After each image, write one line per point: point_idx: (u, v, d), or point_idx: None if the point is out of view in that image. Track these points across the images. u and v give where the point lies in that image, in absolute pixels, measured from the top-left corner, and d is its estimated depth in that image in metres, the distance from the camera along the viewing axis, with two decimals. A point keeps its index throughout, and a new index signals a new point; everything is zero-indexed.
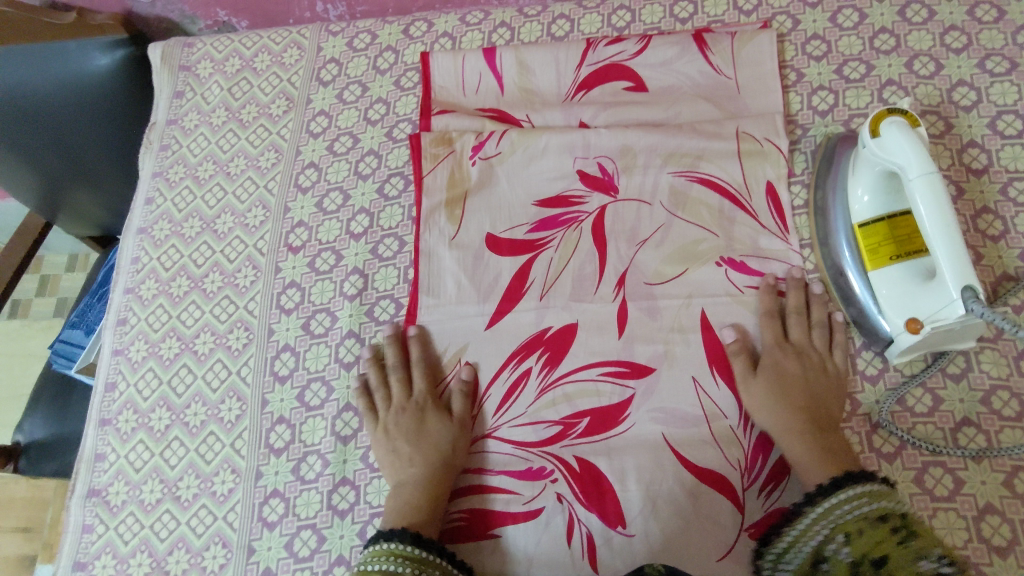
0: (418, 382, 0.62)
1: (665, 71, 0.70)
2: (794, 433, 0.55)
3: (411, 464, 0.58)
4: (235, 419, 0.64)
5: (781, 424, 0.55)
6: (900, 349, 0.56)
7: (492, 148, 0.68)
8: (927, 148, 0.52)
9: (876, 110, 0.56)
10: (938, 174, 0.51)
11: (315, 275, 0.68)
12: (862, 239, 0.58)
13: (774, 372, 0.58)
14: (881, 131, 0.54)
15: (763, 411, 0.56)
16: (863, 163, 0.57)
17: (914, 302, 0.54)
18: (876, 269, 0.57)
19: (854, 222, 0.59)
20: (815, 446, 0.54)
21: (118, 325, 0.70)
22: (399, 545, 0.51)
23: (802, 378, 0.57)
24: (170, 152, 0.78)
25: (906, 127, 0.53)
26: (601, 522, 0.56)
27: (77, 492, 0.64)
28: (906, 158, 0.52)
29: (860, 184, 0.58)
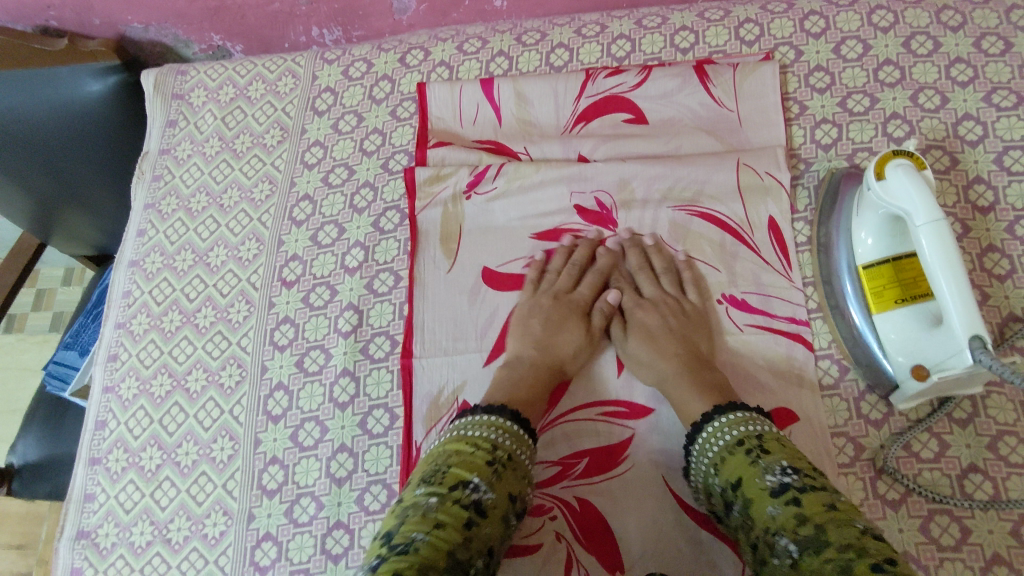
0: (578, 281, 0.65)
1: (665, 103, 0.69)
2: (676, 372, 0.57)
3: (537, 347, 0.60)
4: (227, 459, 0.63)
5: (660, 365, 0.58)
6: (906, 395, 0.55)
7: (488, 184, 0.67)
8: (935, 195, 0.51)
9: (882, 152, 0.55)
10: (947, 222, 0.50)
11: (308, 311, 0.67)
12: (866, 281, 0.57)
13: (641, 325, 0.61)
14: (886, 173, 0.53)
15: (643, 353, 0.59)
16: (868, 204, 0.56)
17: (922, 349, 0.53)
18: (881, 312, 0.55)
19: (859, 263, 0.57)
20: (692, 380, 0.56)
21: (109, 361, 0.69)
22: (501, 420, 0.53)
23: (663, 327, 0.60)
24: (162, 183, 0.77)
25: (913, 171, 0.52)
26: (600, 563, 0.55)
27: (66, 534, 0.63)
28: (913, 205, 0.51)
29: (864, 226, 0.57)
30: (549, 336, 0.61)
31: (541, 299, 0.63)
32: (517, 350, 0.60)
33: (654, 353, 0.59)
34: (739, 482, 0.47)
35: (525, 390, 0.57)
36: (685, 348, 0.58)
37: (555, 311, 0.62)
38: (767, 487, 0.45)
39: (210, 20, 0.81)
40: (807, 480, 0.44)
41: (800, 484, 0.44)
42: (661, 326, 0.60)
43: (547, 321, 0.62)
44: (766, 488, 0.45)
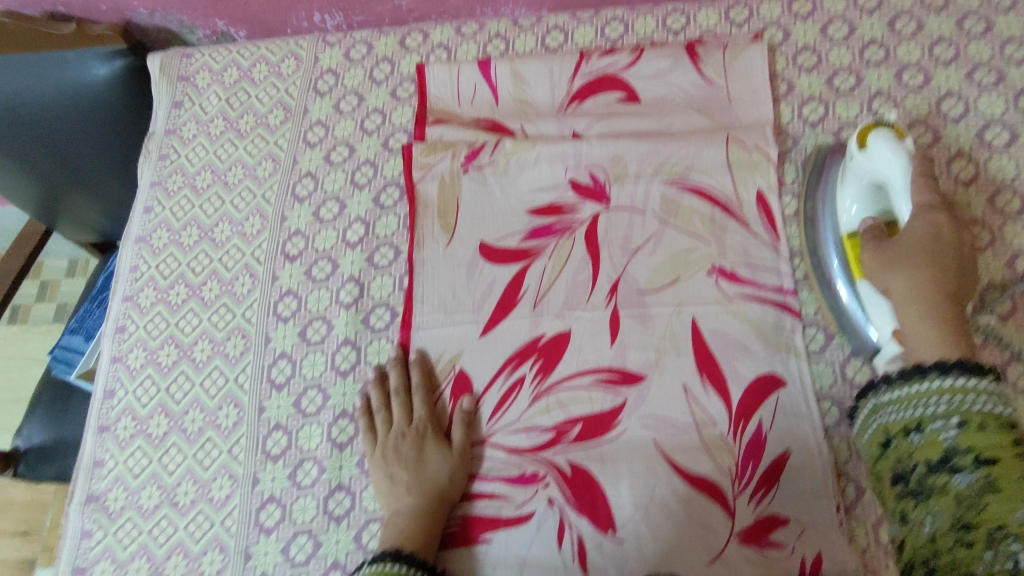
0: (418, 407, 0.62)
1: (658, 82, 0.71)
2: (913, 297, 0.52)
3: (408, 492, 0.57)
4: (232, 426, 0.65)
5: (916, 290, 0.52)
6: (887, 358, 0.56)
7: (486, 158, 0.69)
8: (915, 162, 0.54)
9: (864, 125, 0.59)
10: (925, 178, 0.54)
11: (311, 283, 0.69)
12: (850, 247, 0.59)
13: (914, 240, 0.53)
14: (868, 142, 0.57)
15: (897, 308, 0.53)
16: (852, 175, 0.59)
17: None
18: (864, 277, 0.57)
19: (843, 231, 0.60)
20: (937, 323, 0.51)
21: (117, 333, 0.71)
22: (385, 565, 0.51)
23: (933, 247, 0.52)
24: (169, 162, 0.79)
25: (894, 140, 0.55)
26: (592, 525, 0.56)
27: (76, 498, 0.65)
28: (894, 170, 0.55)
29: (848, 196, 0.60)
30: (416, 473, 0.58)
31: (404, 435, 0.60)
32: (395, 500, 0.58)
33: (919, 321, 0.51)
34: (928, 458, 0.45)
35: (425, 532, 0.55)
36: (942, 279, 0.52)
37: (417, 446, 0.60)
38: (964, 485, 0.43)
39: (214, 5, 0.83)
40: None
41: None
42: (920, 236, 0.53)
43: (416, 456, 0.59)
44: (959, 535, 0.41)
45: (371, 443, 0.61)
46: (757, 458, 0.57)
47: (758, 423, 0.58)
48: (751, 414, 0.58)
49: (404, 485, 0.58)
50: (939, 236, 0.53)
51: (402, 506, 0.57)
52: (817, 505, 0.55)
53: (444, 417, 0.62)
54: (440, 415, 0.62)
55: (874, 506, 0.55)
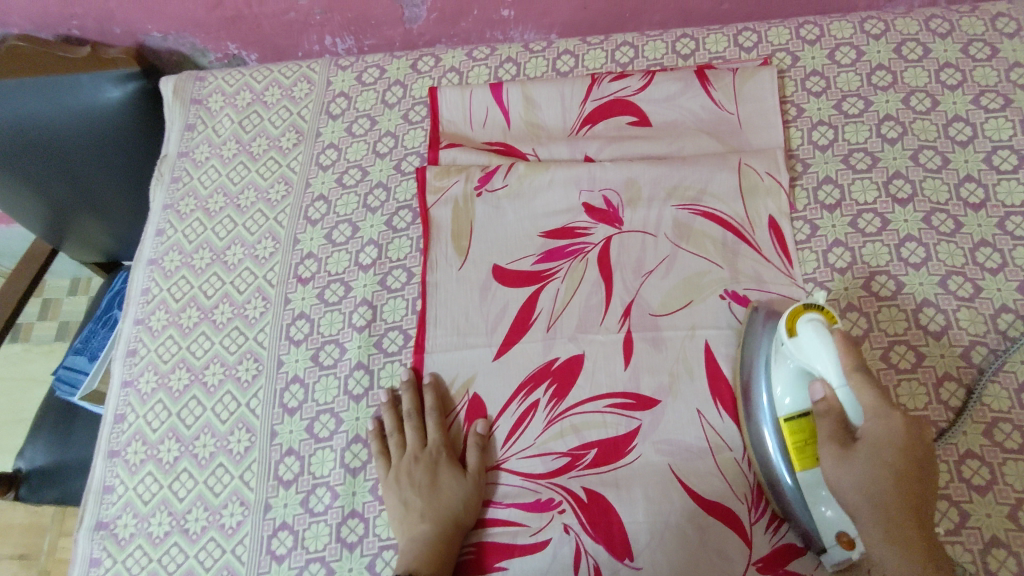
0: (432, 431, 0.61)
1: (668, 106, 0.72)
2: (887, 527, 0.47)
3: (422, 519, 0.57)
4: (244, 451, 0.64)
5: (870, 492, 0.48)
6: (831, 561, 0.52)
7: (499, 181, 0.69)
8: (843, 350, 0.50)
9: (794, 305, 0.54)
10: (874, 389, 0.49)
11: (323, 307, 0.69)
12: (786, 438, 0.53)
13: (877, 443, 0.48)
14: (798, 329, 0.52)
15: (869, 545, 0.48)
16: (780, 356, 0.54)
17: (846, 519, 0.50)
18: (801, 472, 0.52)
19: (779, 417, 0.54)
20: (902, 545, 0.46)
21: (128, 356, 0.71)
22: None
23: (894, 450, 0.48)
24: (181, 184, 0.79)
25: (823, 329, 0.51)
26: (609, 552, 0.55)
27: (85, 525, 0.64)
28: (826, 366, 0.50)
29: (779, 382, 0.54)
30: (430, 499, 0.58)
31: (418, 460, 0.60)
32: (407, 526, 0.57)
33: (893, 544, 0.46)
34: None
35: (440, 559, 0.55)
36: (907, 482, 0.48)
37: (430, 472, 0.60)
38: None
39: (227, 29, 0.84)
40: None
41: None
42: (882, 438, 0.48)
43: (430, 484, 0.59)
44: None
45: (383, 468, 0.61)
46: None
47: None
48: None
49: (417, 512, 0.58)
50: (884, 460, 0.48)
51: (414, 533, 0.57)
52: None
53: (458, 441, 0.62)
54: (455, 439, 0.62)
55: None
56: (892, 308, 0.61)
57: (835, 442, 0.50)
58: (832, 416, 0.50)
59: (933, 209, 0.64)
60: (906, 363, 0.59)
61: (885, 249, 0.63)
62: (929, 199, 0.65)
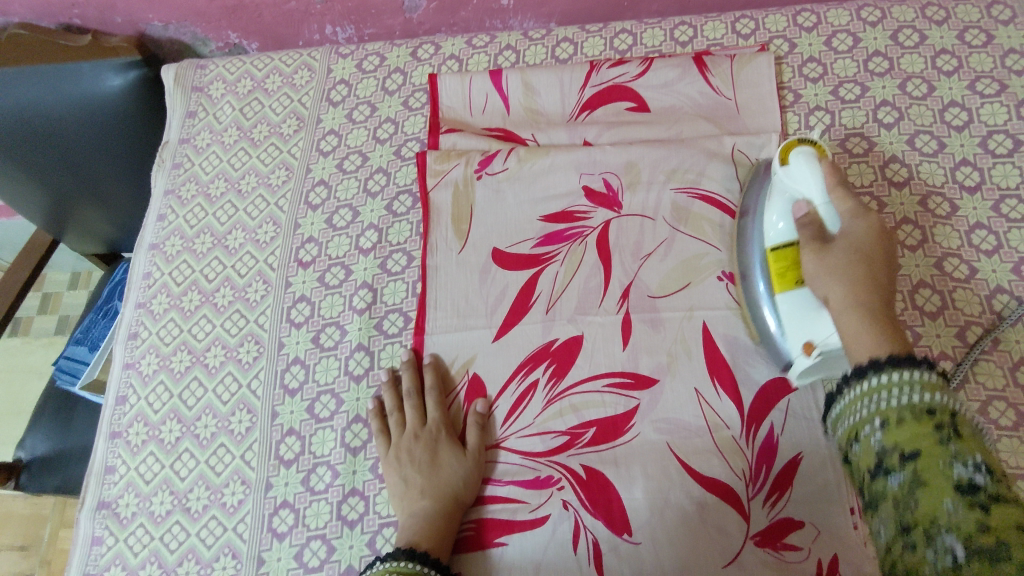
0: (432, 410, 0.62)
1: (667, 92, 0.72)
2: (854, 304, 0.51)
3: (422, 495, 0.57)
4: (245, 432, 0.65)
5: (852, 296, 0.51)
6: (799, 373, 0.56)
7: (499, 165, 0.70)
8: (830, 176, 0.55)
9: (789, 142, 0.59)
10: (854, 203, 0.55)
11: (324, 290, 0.69)
12: (772, 262, 0.57)
13: (853, 239, 0.54)
14: (790, 158, 0.57)
15: (840, 316, 0.51)
16: (773, 192, 0.59)
17: (814, 325, 0.54)
18: (782, 292, 0.56)
19: (766, 247, 0.58)
20: (872, 320, 0.50)
21: (129, 339, 0.72)
22: (398, 562, 0.51)
23: (863, 248, 0.53)
24: (183, 170, 0.79)
25: (813, 157, 0.56)
26: (608, 528, 0.56)
27: (87, 504, 0.64)
28: (812, 186, 0.55)
29: (772, 211, 0.58)
30: (431, 475, 0.58)
31: (418, 438, 0.61)
32: (407, 502, 0.58)
33: (867, 329, 0.49)
34: (914, 453, 0.40)
35: (440, 535, 0.55)
36: (879, 279, 0.53)
37: (430, 449, 0.60)
38: (954, 478, 0.38)
39: (228, 18, 0.85)
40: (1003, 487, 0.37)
41: (992, 486, 0.37)
42: (859, 236, 0.54)
43: (430, 461, 0.59)
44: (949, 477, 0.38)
45: (383, 446, 0.61)
46: (770, 460, 0.57)
47: (770, 426, 0.58)
48: (763, 418, 0.58)
49: (417, 488, 0.58)
50: (857, 251, 0.53)
51: (415, 510, 0.57)
52: (829, 506, 0.55)
53: (459, 419, 0.62)
54: (455, 418, 0.62)
55: None
56: None
57: (813, 233, 0.55)
58: (813, 229, 0.55)
59: (929, 192, 0.65)
60: None
61: None
62: (924, 183, 0.65)
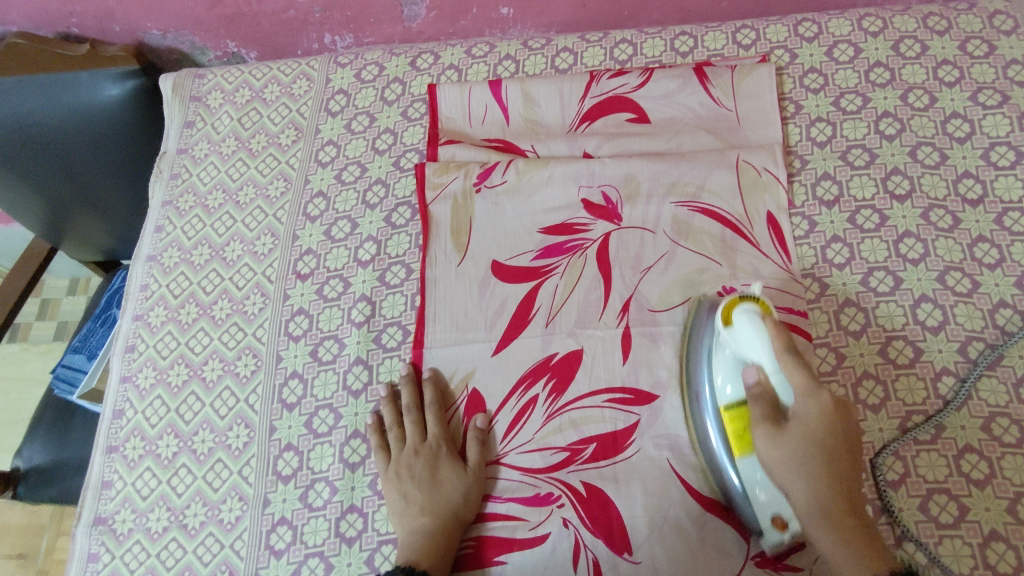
0: (431, 425, 0.61)
1: (667, 103, 0.72)
2: (823, 521, 0.48)
3: (422, 512, 0.57)
4: (243, 447, 0.64)
5: (818, 501, 0.48)
6: (767, 546, 0.52)
7: (498, 177, 0.70)
8: (779, 338, 0.50)
9: (732, 296, 0.55)
10: (805, 373, 0.49)
11: (323, 302, 0.69)
12: (726, 423, 0.53)
13: (809, 430, 0.49)
14: (734, 317, 0.53)
15: (813, 535, 0.48)
16: (721, 349, 0.55)
17: (779, 500, 0.51)
18: (740, 456, 0.52)
19: (719, 404, 0.54)
20: (847, 545, 0.47)
21: (127, 352, 0.71)
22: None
23: (822, 437, 0.49)
24: (180, 181, 0.79)
25: (757, 315, 0.51)
26: (608, 547, 0.55)
27: (83, 520, 0.64)
28: (760, 352, 0.50)
29: (721, 373, 0.54)
30: (430, 493, 0.58)
31: (417, 454, 0.60)
32: (406, 519, 0.57)
33: (840, 546, 0.47)
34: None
35: (439, 553, 0.55)
36: (842, 478, 0.49)
37: (430, 465, 0.60)
38: None
39: (226, 27, 0.84)
40: None
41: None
42: (814, 423, 0.48)
43: (429, 478, 0.59)
44: None
45: (382, 463, 0.61)
46: None
47: None
48: None
49: (416, 505, 0.58)
50: (816, 441, 0.49)
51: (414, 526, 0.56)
52: None
53: (458, 435, 0.62)
54: (454, 433, 0.62)
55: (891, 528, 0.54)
56: (889, 304, 0.61)
57: (767, 415, 0.50)
58: (765, 401, 0.50)
59: (931, 205, 0.65)
60: (904, 358, 0.59)
61: (883, 244, 0.64)
62: (926, 195, 0.65)
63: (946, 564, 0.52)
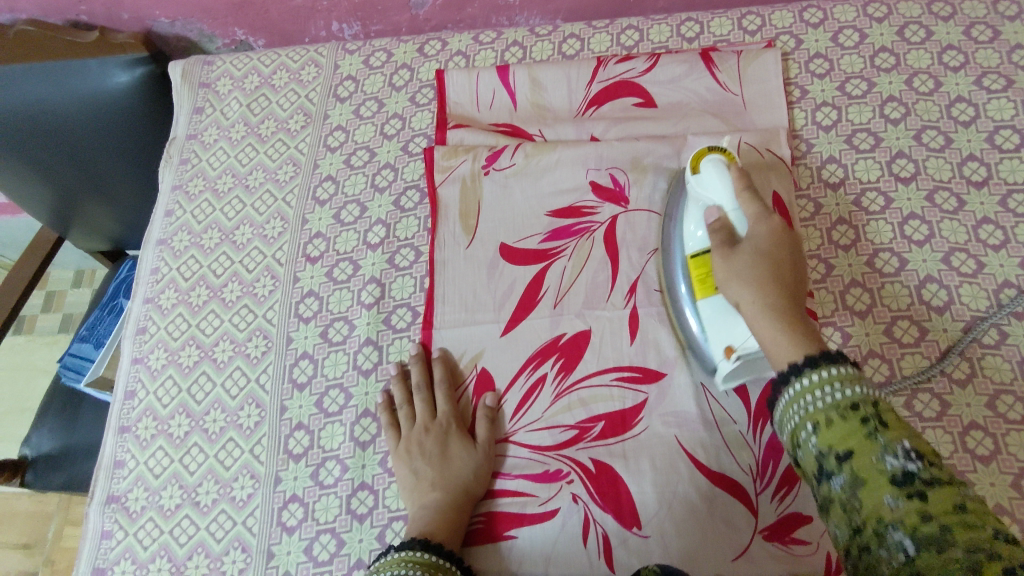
0: (441, 403, 0.62)
1: (673, 88, 0.72)
2: (766, 307, 0.51)
3: (433, 488, 0.58)
4: (254, 426, 0.65)
5: (764, 291, 0.52)
6: (723, 376, 0.57)
7: (506, 161, 0.70)
8: (739, 182, 0.57)
9: (701, 150, 0.61)
10: (758, 206, 0.56)
11: (332, 284, 0.69)
12: (691, 269, 0.59)
13: (761, 244, 0.54)
14: (701, 166, 0.60)
15: (760, 332, 0.51)
16: (690, 202, 0.61)
17: (732, 329, 0.56)
18: (702, 297, 0.58)
19: (688, 253, 0.60)
20: (787, 329, 0.50)
21: (138, 334, 0.72)
22: (415, 552, 0.51)
23: (773, 259, 0.54)
24: (190, 166, 0.80)
25: (722, 164, 0.58)
26: (617, 522, 0.56)
27: (96, 498, 0.65)
28: (724, 197, 0.57)
29: (692, 221, 0.60)
30: (440, 468, 0.59)
31: (427, 430, 0.61)
32: (418, 494, 0.58)
33: (787, 335, 0.49)
34: (847, 453, 0.40)
35: (451, 527, 0.55)
36: (788, 288, 0.53)
37: (440, 442, 0.60)
38: (888, 472, 0.38)
39: (235, 15, 0.85)
40: (935, 470, 0.38)
41: (926, 472, 0.37)
42: (766, 243, 0.54)
43: (439, 454, 0.60)
44: (885, 472, 0.38)
45: (393, 440, 0.61)
46: (778, 455, 0.57)
47: None
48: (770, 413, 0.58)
49: (427, 480, 0.58)
50: (766, 261, 0.54)
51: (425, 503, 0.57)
52: None
53: (467, 413, 0.63)
54: (463, 411, 0.63)
55: None
56: (894, 285, 0.62)
57: (725, 242, 0.55)
58: (725, 233, 0.56)
59: (936, 187, 0.65)
60: (909, 337, 0.60)
61: (888, 226, 0.64)
62: (931, 177, 0.66)
63: None
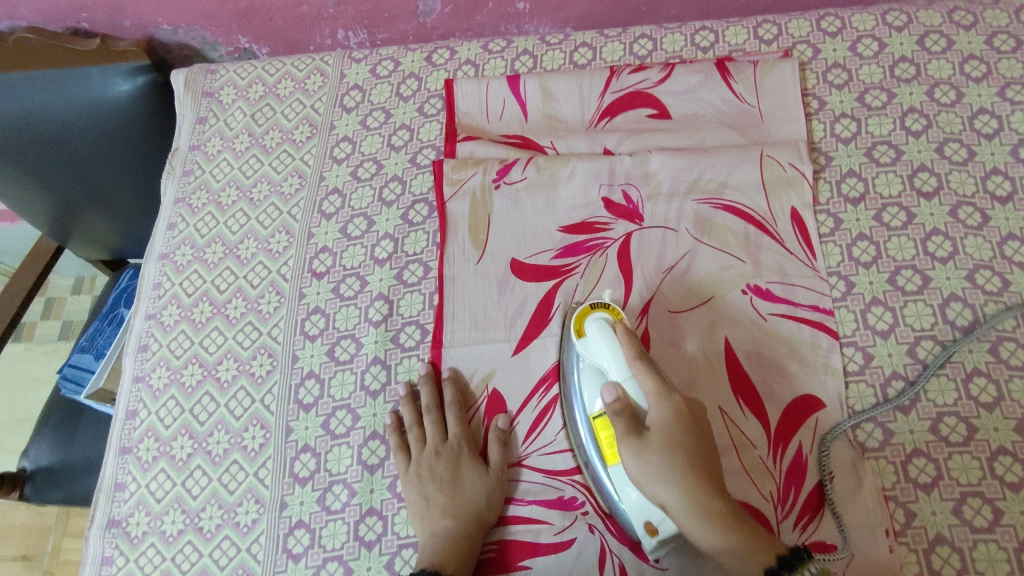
0: (453, 426, 0.61)
1: (688, 99, 0.71)
2: (697, 514, 0.48)
3: (443, 515, 0.56)
4: (259, 448, 0.63)
5: (693, 505, 0.48)
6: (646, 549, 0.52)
7: (518, 173, 0.68)
8: (630, 349, 0.53)
9: (584, 305, 0.58)
10: (654, 378, 0.52)
11: (339, 301, 0.67)
12: (597, 432, 0.54)
13: (667, 434, 0.50)
14: (587, 330, 0.56)
15: (688, 527, 0.48)
16: (582, 364, 0.57)
17: (650, 506, 0.51)
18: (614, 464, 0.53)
19: (590, 414, 0.55)
20: (731, 542, 0.46)
21: (139, 351, 0.70)
22: None
23: (686, 454, 0.49)
24: (193, 178, 0.78)
25: (610, 326, 0.55)
26: (633, 553, 0.54)
27: (97, 523, 0.63)
28: (615, 367, 0.53)
29: (591, 394, 0.55)
30: (451, 495, 0.57)
31: (437, 456, 0.60)
32: (428, 521, 0.56)
33: (729, 538, 0.46)
34: None
35: (462, 556, 0.53)
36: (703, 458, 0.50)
37: (451, 468, 0.59)
38: None
39: (238, 23, 0.83)
40: None
41: None
42: (671, 427, 0.50)
43: (451, 480, 0.58)
44: None
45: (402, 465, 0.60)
46: (799, 482, 0.55)
47: (798, 446, 0.56)
48: (789, 438, 0.56)
49: (437, 507, 0.57)
50: (677, 444, 0.50)
51: (436, 530, 0.55)
52: (867, 534, 0.52)
53: (479, 436, 0.61)
54: (474, 434, 0.61)
55: (924, 530, 0.53)
56: (918, 303, 0.60)
57: (630, 430, 0.51)
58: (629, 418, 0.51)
59: (960, 202, 0.63)
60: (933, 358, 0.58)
61: (910, 242, 0.62)
62: (954, 192, 0.64)
63: (980, 569, 0.51)
